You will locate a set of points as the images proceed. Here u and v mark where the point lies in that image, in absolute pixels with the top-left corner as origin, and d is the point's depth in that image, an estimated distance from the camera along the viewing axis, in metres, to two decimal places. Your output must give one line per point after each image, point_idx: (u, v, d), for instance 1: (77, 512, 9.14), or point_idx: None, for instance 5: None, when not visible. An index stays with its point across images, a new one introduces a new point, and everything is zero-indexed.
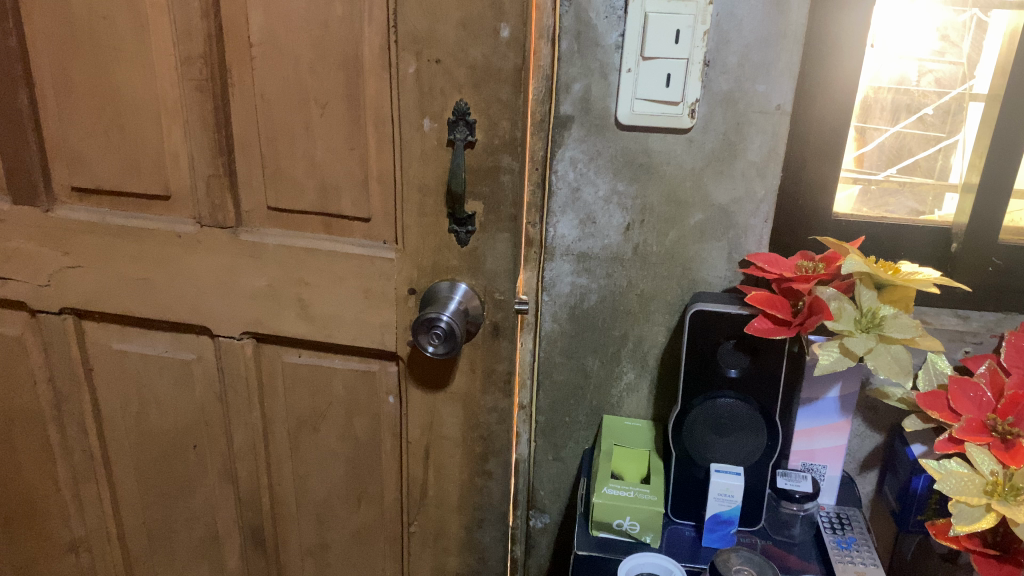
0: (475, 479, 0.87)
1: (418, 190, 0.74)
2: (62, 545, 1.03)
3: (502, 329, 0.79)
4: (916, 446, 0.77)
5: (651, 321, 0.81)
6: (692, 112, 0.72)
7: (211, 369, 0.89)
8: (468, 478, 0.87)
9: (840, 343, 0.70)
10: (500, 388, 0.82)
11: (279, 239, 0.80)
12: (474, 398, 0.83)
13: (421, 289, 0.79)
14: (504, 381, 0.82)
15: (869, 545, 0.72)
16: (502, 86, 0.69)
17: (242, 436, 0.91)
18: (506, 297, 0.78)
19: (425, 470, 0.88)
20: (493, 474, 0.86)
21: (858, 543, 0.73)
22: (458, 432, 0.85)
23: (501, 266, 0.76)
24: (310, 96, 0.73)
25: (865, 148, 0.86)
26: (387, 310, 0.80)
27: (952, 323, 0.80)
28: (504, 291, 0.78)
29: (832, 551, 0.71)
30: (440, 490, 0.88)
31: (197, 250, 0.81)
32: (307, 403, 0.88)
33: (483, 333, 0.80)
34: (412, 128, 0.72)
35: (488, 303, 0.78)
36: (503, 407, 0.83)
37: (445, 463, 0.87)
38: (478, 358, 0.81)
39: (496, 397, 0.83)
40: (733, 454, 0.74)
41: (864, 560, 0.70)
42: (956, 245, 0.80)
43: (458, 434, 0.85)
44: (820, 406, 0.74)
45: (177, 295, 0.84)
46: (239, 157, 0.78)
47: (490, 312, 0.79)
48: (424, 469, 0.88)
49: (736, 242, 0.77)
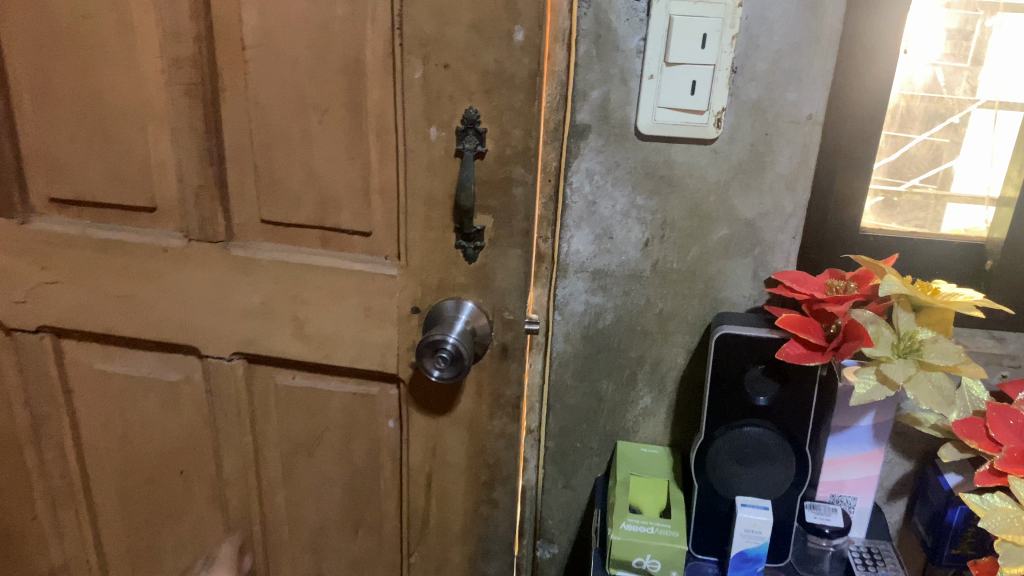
0: (479, 508, 0.82)
1: (422, 203, 0.69)
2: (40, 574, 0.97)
3: (512, 351, 0.74)
4: (951, 476, 0.73)
5: (670, 343, 0.76)
6: (718, 122, 0.67)
7: (200, 390, 0.84)
8: (472, 507, 0.82)
9: (877, 370, 0.65)
10: (508, 413, 0.77)
11: (272, 254, 0.74)
12: (480, 423, 0.78)
13: (425, 307, 0.74)
14: (512, 405, 0.77)
15: None
16: (515, 92, 0.65)
17: (233, 461, 0.86)
18: (516, 317, 0.73)
19: (428, 499, 0.83)
20: (499, 502, 0.81)
21: None
22: (463, 459, 0.80)
23: (511, 284, 0.72)
24: (308, 103, 0.67)
25: (891, 158, 0.81)
26: (388, 330, 0.75)
27: (989, 346, 0.75)
28: (514, 310, 0.73)
29: None
30: (444, 520, 0.83)
31: (185, 265, 0.76)
32: (302, 427, 0.83)
33: (491, 355, 0.75)
34: (418, 137, 0.67)
35: (497, 323, 0.73)
36: (512, 433, 0.78)
37: (448, 491, 0.82)
38: (485, 381, 0.76)
39: (504, 421, 0.78)
40: (759, 486, 0.69)
41: None
42: (991, 263, 0.76)
43: (463, 461, 0.80)
44: (851, 435, 0.69)
45: (164, 313, 0.79)
46: (231, 167, 0.73)
47: (499, 332, 0.74)
48: (426, 498, 0.83)
49: (762, 259, 0.72)
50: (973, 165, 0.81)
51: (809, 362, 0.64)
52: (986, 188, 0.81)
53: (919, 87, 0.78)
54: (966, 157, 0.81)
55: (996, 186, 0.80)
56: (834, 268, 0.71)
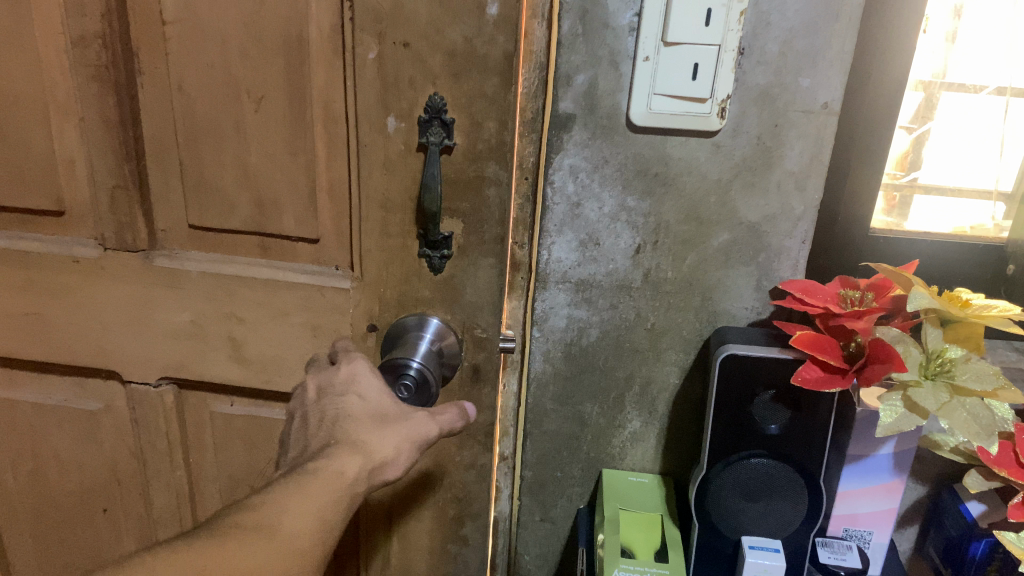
0: (447, 547, 0.72)
1: (378, 207, 0.58)
2: None
3: (484, 373, 0.64)
4: (974, 505, 0.66)
5: (662, 362, 0.68)
6: (722, 112, 0.58)
7: (124, 420, 0.72)
8: (438, 546, 0.72)
9: (904, 394, 0.58)
10: (480, 442, 0.68)
11: (203, 266, 0.63)
12: (447, 454, 0.68)
13: (383, 325, 0.63)
14: (485, 433, 0.67)
15: None
16: (488, 77, 0.54)
17: (163, 498, 0.75)
18: (490, 334, 0.63)
19: (388, 539, 0.72)
20: (469, 540, 0.72)
21: None
22: (427, 495, 0.70)
23: (484, 298, 0.61)
24: (241, 87, 0.56)
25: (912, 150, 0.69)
26: None
27: (1014, 359, 0.68)
28: (487, 327, 0.62)
29: None
30: (406, 561, 0.73)
31: (100, 279, 0.65)
32: (243, 461, 0.72)
33: (460, 379, 0.64)
34: (373, 129, 0.56)
35: (467, 341, 0.63)
36: (484, 464, 0.69)
37: (411, 530, 0.72)
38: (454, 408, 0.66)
39: (475, 451, 0.68)
40: (768, 524, 0.62)
41: None
42: (1013, 267, 0.69)
43: (428, 497, 0.70)
44: (869, 465, 0.62)
45: (78, 334, 0.68)
46: (151, 164, 0.61)
47: (469, 352, 0.64)
48: (386, 537, 0.72)
49: (768, 267, 0.64)
50: (975, 156, 0.71)
51: (831, 388, 0.56)
52: (993, 181, 0.71)
53: (939, 74, 0.67)
54: (968, 149, 0.71)
55: (1007, 179, 0.71)
56: (844, 276, 0.64)
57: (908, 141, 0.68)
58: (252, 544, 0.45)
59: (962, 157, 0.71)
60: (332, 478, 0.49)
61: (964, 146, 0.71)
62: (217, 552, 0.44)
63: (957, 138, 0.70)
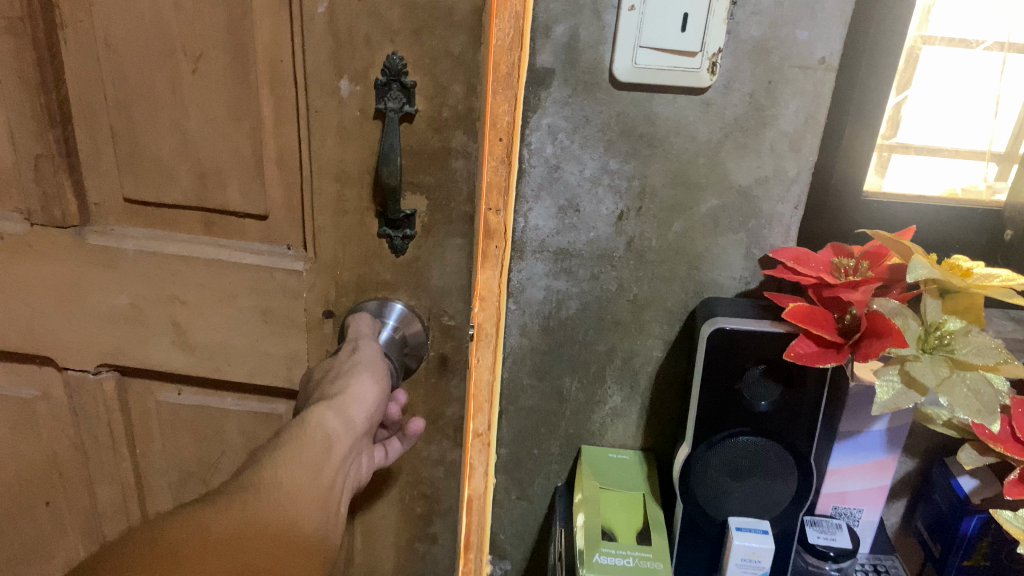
0: (415, 544, 0.66)
1: (332, 180, 0.52)
2: None
3: (453, 363, 0.59)
4: (965, 480, 0.66)
5: (645, 334, 0.69)
6: (713, 66, 0.58)
7: (63, 410, 0.64)
8: (405, 544, 0.66)
9: (901, 369, 0.59)
10: (448, 436, 0.62)
11: (140, 244, 0.56)
12: (413, 450, 0.62)
13: (341, 312, 0.56)
14: (454, 428, 0.61)
15: None
16: (454, 34, 0.47)
17: (108, 493, 0.67)
18: (459, 322, 0.57)
19: (350, 535, 0.66)
20: (439, 538, 0.66)
21: None
22: (393, 489, 0.64)
23: (452, 282, 0.55)
24: (176, 41, 0.49)
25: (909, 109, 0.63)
26: (295, 337, 0.57)
27: (1010, 329, 0.64)
28: (455, 314, 0.56)
29: None
30: (371, 558, 0.67)
31: (28, 256, 0.57)
32: (192, 453, 0.64)
33: (426, 369, 0.59)
34: (324, 93, 0.49)
35: (435, 329, 0.57)
36: (454, 460, 0.63)
37: (378, 526, 0.65)
38: (420, 400, 0.60)
39: (444, 447, 0.62)
40: (754, 505, 0.65)
41: None
42: (1012, 233, 0.65)
43: (393, 494, 0.64)
44: (862, 440, 0.67)
45: (5, 317, 0.60)
46: (79, 129, 0.54)
47: (436, 340, 0.58)
48: (349, 537, 0.66)
49: (758, 234, 0.65)
50: (972, 116, 0.65)
51: (824, 363, 0.58)
52: (987, 141, 0.66)
53: (940, 26, 0.60)
54: (964, 108, 0.65)
55: (1002, 140, 0.65)
56: (838, 240, 0.64)
57: (897, 101, 0.63)
58: (250, 504, 0.39)
59: (960, 115, 0.65)
60: (310, 433, 0.44)
61: (962, 104, 0.64)
62: (228, 510, 0.38)
63: (954, 95, 0.64)
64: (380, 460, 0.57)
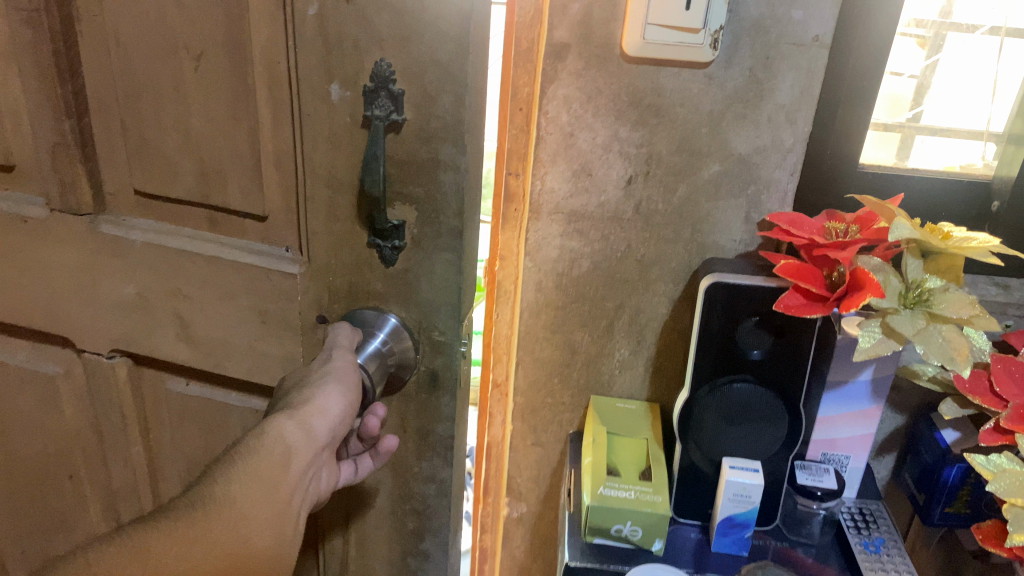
0: (407, 560, 0.70)
1: (324, 186, 0.54)
2: None
3: (442, 380, 0.60)
4: (948, 432, 0.70)
5: (651, 291, 0.71)
6: (715, 43, 0.59)
7: (82, 388, 0.69)
8: (398, 559, 0.70)
9: (883, 322, 0.62)
10: (439, 454, 0.64)
11: (145, 235, 0.59)
12: (406, 463, 0.65)
13: (334, 317, 0.59)
14: (445, 447, 0.63)
15: (899, 547, 0.69)
16: (442, 43, 0.48)
17: (121, 473, 0.72)
18: (448, 338, 0.59)
19: (346, 541, 0.70)
20: (430, 556, 0.69)
21: (887, 546, 0.70)
22: (385, 488, 0.66)
23: (441, 298, 0.57)
24: (180, 41, 0.52)
25: (905, 92, 0.66)
26: (289, 341, 0.59)
27: (992, 294, 0.67)
28: (445, 331, 0.58)
29: (861, 556, 0.68)
30: (365, 563, 0.71)
31: (49, 240, 0.62)
32: (199, 443, 0.68)
33: (417, 383, 0.61)
34: (316, 97, 0.51)
35: (424, 345, 0.59)
36: (444, 479, 0.65)
37: (369, 535, 0.69)
38: (411, 414, 0.62)
39: (434, 464, 0.65)
40: (749, 446, 0.68)
41: (897, 568, 0.67)
42: (998, 203, 0.66)
43: (387, 505, 0.67)
44: (848, 389, 0.71)
45: (32, 296, 0.65)
46: (94, 121, 0.58)
47: (426, 356, 0.59)
48: (343, 532, 0.69)
49: (756, 199, 0.66)
50: (970, 96, 0.67)
51: (810, 314, 0.60)
52: (985, 122, 0.67)
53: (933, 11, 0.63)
54: (962, 89, 0.67)
55: (1000, 119, 0.66)
56: (832, 207, 0.66)
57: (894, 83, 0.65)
58: (202, 522, 0.45)
59: (959, 95, 0.67)
60: (268, 455, 0.48)
61: (960, 87, 0.67)
62: (176, 528, 0.44)
63: (952, 75, 0.67)
64: (350, 474, 0.60)
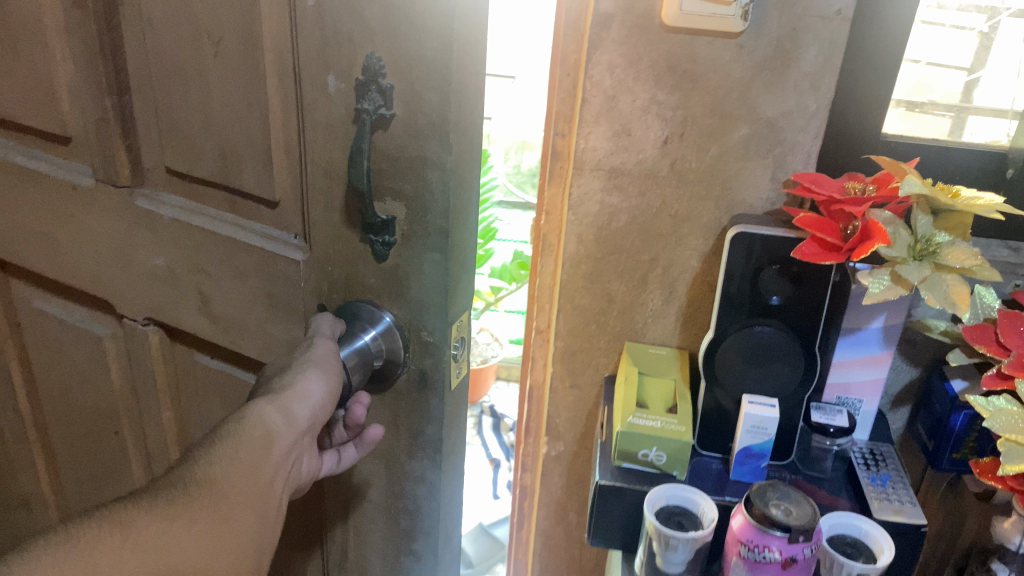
0: (401, 560, 0.70)
1: (324, 172, 0.57)
2: (16, 498, 0.97)
3: (430, 380, 0.62)
4: (956, 381, 0.72)
5: (683, 245, 0.73)
6: (746, 15, 0.62)
7: (123, 348, 0.77)
8: (393, 557, 0.70)
9: (891, 271, 0.63)
10: (428, 455, 0.65)
11: (175, 211, 0.65)
12: (398, 461, 0.66)
13: (333, 306, 0.62)
14: (433, 448, 0.64)
15: (904, 481, 0.70)
16: (427, 39, 0.50)
17: (155, 431, 0.79)
18: (436, 339, 0.60)
19: (345, 531, 0.71)
20: (420, 555, 0.69)
21: (893, 480, 0.70)
22: (377, 482, 0.68)
23: (428, 296, 0.59)
24: (202, 28, 0.55)
25: (928, 73, 0.70)
26: (292, 324, 0.63)
27: (1003, 255, 0.69)
28: (433, 331, 0.60)
29: (867, 489, 0.68)
30: (360, 553, 0.72)
31: (94, 209, 0.68)
32: (218, 415, 0.73)
33: (407, 379, 0.62)
34: (315, 87, 0.54)
35: (415, 344, 0.61)
36: (430, 479, 0.65)
37: (365, 529, 0.70)
38: (402, 412, 0.64)
39: (423, 465, 0.65)
40: (767, 386, 0.69)
41: (900, 498, 0.67)
42: (1012, 171, 0.68)
43: (381, 499, 0.69)
44: (861, 336, 0.71)
45: (82, 258, 0.72)
46: (133, 99, 0.63)
47: (416, 356, 0.61)
48: (342, 525, 0.71)
49: (782, 160, 0.67)
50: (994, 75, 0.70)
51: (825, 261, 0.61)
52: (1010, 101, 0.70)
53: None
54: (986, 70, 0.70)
55: None
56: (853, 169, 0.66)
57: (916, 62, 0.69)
58: (187, 504, 0.45)
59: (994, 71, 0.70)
60: (254, 433, 0.50)
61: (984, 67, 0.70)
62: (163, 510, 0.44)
63: (975, 56, 0.70)
64: (332, 464, 0.63)
